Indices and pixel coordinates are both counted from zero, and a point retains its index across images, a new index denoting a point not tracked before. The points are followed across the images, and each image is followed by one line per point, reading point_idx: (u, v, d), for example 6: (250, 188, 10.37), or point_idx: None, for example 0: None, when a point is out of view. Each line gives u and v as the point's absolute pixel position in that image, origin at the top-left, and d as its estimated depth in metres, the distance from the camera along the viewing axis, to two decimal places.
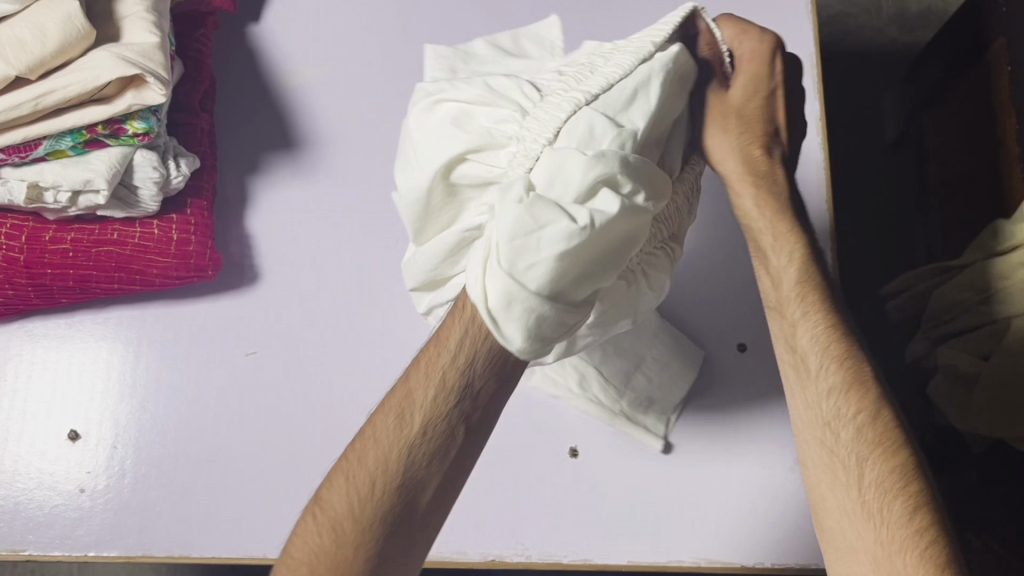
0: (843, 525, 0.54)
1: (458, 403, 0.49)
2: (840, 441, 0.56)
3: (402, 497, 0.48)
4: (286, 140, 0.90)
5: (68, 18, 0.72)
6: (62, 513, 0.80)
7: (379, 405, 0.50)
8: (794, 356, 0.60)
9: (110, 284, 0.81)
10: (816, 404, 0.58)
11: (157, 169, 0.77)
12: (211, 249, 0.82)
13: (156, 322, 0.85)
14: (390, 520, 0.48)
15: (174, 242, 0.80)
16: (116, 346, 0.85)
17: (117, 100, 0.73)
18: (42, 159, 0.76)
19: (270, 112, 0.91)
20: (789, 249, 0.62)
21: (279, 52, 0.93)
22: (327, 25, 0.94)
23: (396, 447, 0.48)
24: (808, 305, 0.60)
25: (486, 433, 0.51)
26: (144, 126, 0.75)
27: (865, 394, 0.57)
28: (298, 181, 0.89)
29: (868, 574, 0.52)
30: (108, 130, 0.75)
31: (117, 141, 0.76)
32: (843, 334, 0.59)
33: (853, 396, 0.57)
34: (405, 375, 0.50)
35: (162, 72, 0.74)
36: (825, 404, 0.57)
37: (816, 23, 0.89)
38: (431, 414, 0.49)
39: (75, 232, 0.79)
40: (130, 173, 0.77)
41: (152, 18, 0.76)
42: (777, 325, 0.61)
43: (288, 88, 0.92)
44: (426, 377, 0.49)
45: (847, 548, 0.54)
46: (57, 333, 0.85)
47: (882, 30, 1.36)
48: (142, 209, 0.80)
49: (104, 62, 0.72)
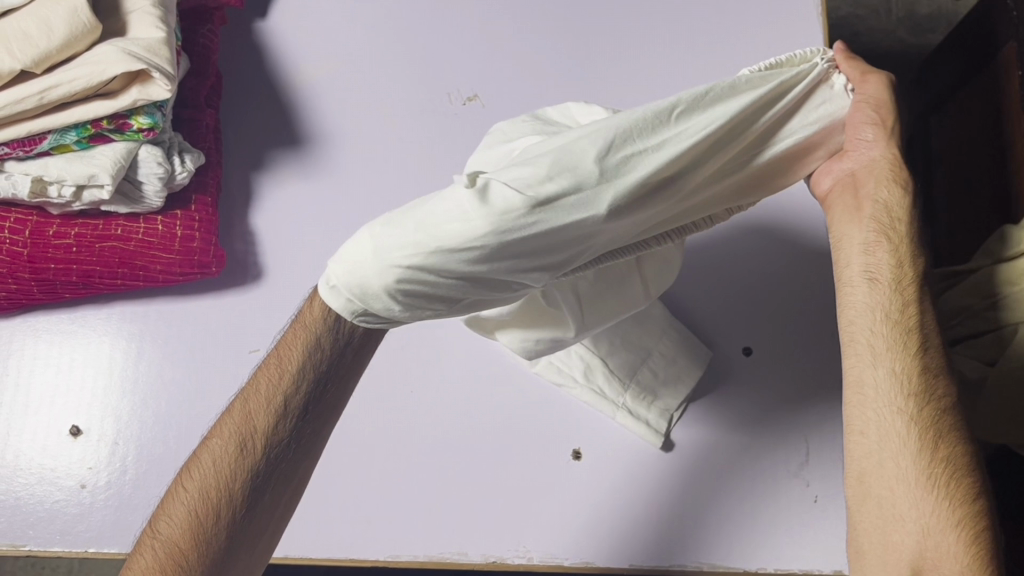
0: (899, 494, 0.55)
1: (294, 396, 0.54)
2: (909, 412, 0.57)
3: (239, 508, 0.53)
4: (292, 137, 0.90)
5: (73, 12, 0.72)
6: (62, 509, 0.80)
7: (220, 420, 0.55)
8: (868, 320, 0.59)
9: (113, 279, 0.80)
10: (897, 371, 0.58)
11: (161, 165, 0.77)
12: (214, 246, 0.82)
13: (159, 318, 0.85)
14: (219, 547, 0.53)
15: (178, 238, 0.80)
16: (120, 342, 0.84)
17: (122, 95, 0.73)
18: (47, 153, 0.75)
19: (276, 108, 0.91)
20: (871, 221, 0.60)
21: (286, 48, 0.93)
22: (334, 22, 0.94)
23: (227, 465, 0.53)
24: (898, 279, 0.59)
25: (325, 418, 0.55)
26: (149, 121, 0.75)
27: (929, 381, 0.57)
28: (303, 178, 0.89)
29: (909, 543, 0.54)
30: (113, 125, 0.74)
31: (122, 136, 0.76)
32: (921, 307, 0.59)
33: (926, 375, 0.58)
34: (246, 388, 0.55)
35: (168, 68, 0.73)
36: (905, 373, 0.58)
37: (826, 25, 0.88)
38: (267, 439, 0.53)
39: (79, 227, 0.79)
40: (135, 169, 0.77)
41: (158, 13, 0.76)
42: (868, 290, 0.59)
43: (295, 84, 0.92)
44: (263, 401, 0.53)
45: (901, 517, 0.55)
46: (60, 328, 0.85)
47: (891, 33, 1.36)
48: (146, 205, 0.79)
49: (110, 56, 0.71)
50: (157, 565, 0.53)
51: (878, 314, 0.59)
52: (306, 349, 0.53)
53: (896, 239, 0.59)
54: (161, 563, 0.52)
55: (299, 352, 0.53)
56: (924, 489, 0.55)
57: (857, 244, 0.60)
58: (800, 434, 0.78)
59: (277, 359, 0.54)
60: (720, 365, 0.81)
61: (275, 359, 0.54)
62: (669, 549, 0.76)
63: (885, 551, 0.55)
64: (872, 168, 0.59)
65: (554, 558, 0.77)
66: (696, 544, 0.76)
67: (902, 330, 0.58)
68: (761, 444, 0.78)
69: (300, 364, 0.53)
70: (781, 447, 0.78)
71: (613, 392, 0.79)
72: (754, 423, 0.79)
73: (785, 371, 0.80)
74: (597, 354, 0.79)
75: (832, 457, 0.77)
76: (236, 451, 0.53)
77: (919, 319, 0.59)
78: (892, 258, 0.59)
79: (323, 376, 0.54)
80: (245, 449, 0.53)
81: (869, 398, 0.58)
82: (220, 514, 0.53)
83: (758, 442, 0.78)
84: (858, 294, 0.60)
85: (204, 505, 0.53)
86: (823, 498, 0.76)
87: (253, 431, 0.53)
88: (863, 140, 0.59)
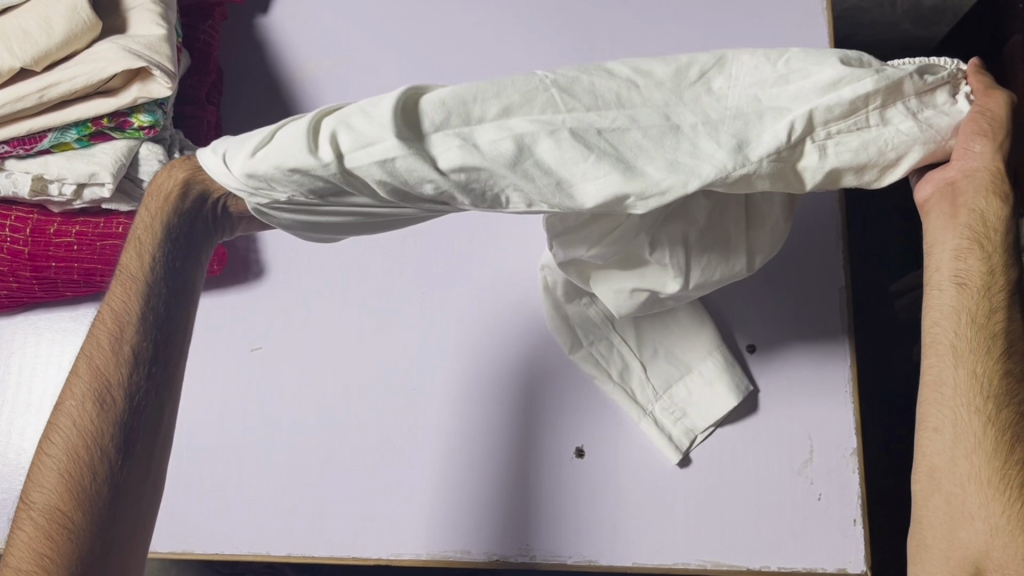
0: (969, 491, 0.51)
1: (138, 327, 0.57)
2: (985, 424, 0.51)
3: (115, 456, 0.55)
4: None
5: (73, 10, 0.71)
6: None
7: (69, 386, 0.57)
8: (953, 323, 0.52)
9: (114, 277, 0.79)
10: (979, 379, 0.52)
11: (162, 162, 0.76)
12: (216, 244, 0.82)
13: None
14: (97, 493, 0.53)
15: None
16: None
17: (123, 93, 0.72)
18: (48, 151, 0.75)
19: (277, 104, 0.90)
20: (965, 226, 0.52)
21: (288, 44, 0.93)
22: (335, 17, 0.93)
23: (89, 419, 0.55)
24: (984, 281, 0.51)
25: (175, 350, 0.59)
26: (150, 119, 0.75)
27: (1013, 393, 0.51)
28: None
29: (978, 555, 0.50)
30: (113, 123, 0.74)
31: (123, 133, 0.75)
32: (1012, 309, 0.51)
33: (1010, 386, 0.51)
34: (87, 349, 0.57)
35: (168, 65, 0.73)
36: (986, 382, 0.51)
37: (830, 18, 0.87)
38: (120, 382, 0.56)
39: (80, 225, 0.78)
40: (136, 167, 0.77)
41: (158, 10, 0.76)
42: (955, 295, 0.52)
43: (296, 79, 0.91)
44: (104, 347, 0.57)
45: (969, 514, 0.51)
46: (62, 325, 0.84)
47: (895, 25, 1.35)
48: None
49: (110, 54, 0.71)
50: (38, 533, 0.53)
51: (963, 316, 0.52)
52: (135, 276, 0.58)
53: (988, 246, 0.51)
54: (42, 529, 0.53)
55: (123, 284, 0.58)
56: (994, 492, 0.50)
57: (944, 251, 0.53)
58: (804, 431, 0.78)
59: (113, 307, 0.58)
60: None
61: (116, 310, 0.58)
62: (671, 546, 0.76)
63: (952, 547, 0.52)
64: (972, 177, 0.50)
65: (557, 556, 0.76)
66: (700, 541, 0.76)
67: (987, 337, 0.51)
68: (767, 442, 0.78)
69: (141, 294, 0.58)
70: (785, 445, 0.78)
71: (644, 398, 0.79)
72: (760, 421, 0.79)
73: (790, 369, 0.80)
74: (639, 357, 0.79)
75: (837, 458, 0.77)
76: (91, 397, 0.56)
77: (1008, 323, 0.52)
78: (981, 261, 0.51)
79: (160, 312, 0.58)
80: (95, 392, 0.56)
81: (946, 398, 0.53)
82: (94, 466, 0.54)
83: (764, 440, 0.78)
84: (947, 297, 0.53)
85: (73, 462, 0.54)
86: (827, 495, 0.76)
87: (105, 367, 0.56)
88: (967, 151, 0.50)
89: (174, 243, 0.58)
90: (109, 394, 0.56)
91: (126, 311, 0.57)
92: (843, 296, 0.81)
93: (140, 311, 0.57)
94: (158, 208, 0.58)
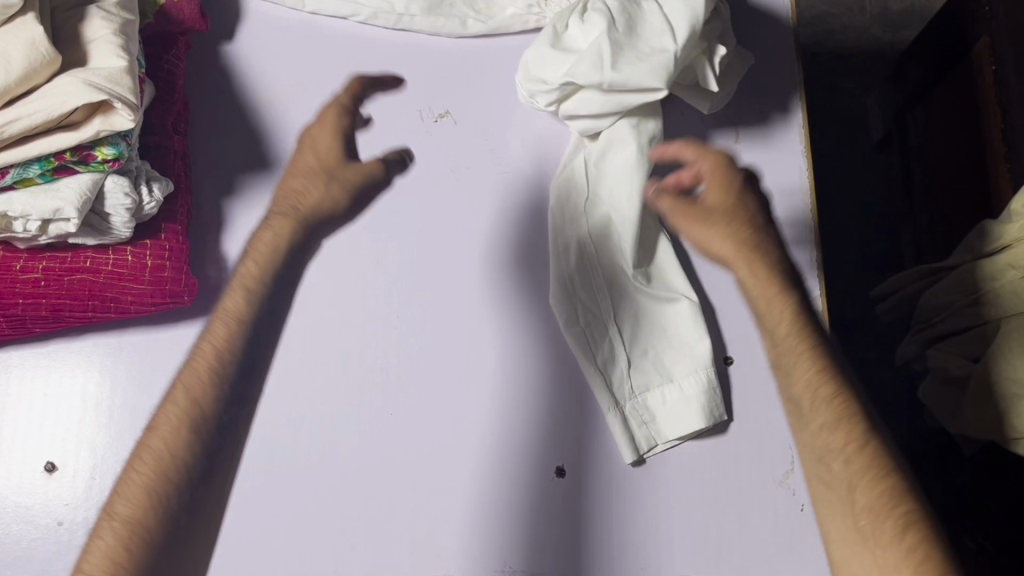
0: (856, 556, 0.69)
1: (191, 436, 0.70)
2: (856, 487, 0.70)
3: (177, 505, 0.69)
4: (263, 161, 0.89)
5: (31, 44, 0.70)
6: (38, 547, 0.78)
7: (163, 404, 0.72)
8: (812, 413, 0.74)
9: (83, 312, 0.79)
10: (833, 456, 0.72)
11: (128, 195, 0.76)
12: (186, 274, 0.81)
13: (134, 349, 0.84)
14: (155, 535, 0.67)
15: (148, 268, 0.79)
16: (93, 375, 0.83)
17: (85, 126, 0.72)
18: (10, 188, 0.74)
19: (245, 131, 0.90)
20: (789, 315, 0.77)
21: (254, 71, 0.92)
22: (303, 43, 0.93)
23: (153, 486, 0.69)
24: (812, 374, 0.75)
25: (218, 468, 0.72)
26: (114, 151, 0.74)
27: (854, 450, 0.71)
28: (274, 201, 0.88)
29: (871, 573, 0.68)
30: (76, 157, 0.73)
31: (86, 167, 0.75)
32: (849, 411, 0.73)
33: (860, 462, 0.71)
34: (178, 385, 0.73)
35: (131, 98, 0.72)
36: (841, 455, 0.72)
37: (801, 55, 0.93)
38: (172, 466, 0.69)
39: (47, 260, 0.78)
40: (100, 200, 0.76)
41: (120, 41, 0.75)
42: (795, 363, 0.76)
43: (264, 107, 0.90)
44: (169, 426, 0.71)
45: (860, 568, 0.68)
46: (33, 363, 0.83)
47: None
48: (114, 236, 0.78)
49: (70, 88, 0.70)
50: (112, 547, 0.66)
51: (821, 400, 0.74)
52: (202, 389, 0.72)
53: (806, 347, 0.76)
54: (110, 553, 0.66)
55: (170, 423, 0.71)
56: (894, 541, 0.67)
57: (759, 298, 0.78)
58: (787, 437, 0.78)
59: (165, 422, 0.71)
60: None
61: (224, 323, 0.76)
62: (656, 559, 0.75)
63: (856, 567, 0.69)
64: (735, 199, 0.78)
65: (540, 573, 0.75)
66: (687, 555, 0.75)
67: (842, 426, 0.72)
68: (750, 451, 0.78)
69: (218, 366, 0.74)
70: (768, 454, 0.78)
71: (619, 392, 0.79)
72: (744, 432, 0.79)
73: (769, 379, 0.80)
74: (626, 348, 0.80)
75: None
76: (154, 476, 0.69)
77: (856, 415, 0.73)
78: (779, 312, 0.77)
79: (229, 417, 0.73)
80: (150, 476, 0.69)
81: (824, 483, 0.73)
82: (173, 488, 0.69)
83: (748, 448, 0.78)
84: (781, 318, 0.77)
85: (138, 512, 0.68)
86: (811, 505, 0.76)
87: (161, 459, 0.70)
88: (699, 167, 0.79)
89: (224, 389, 0.73)
90: (180, 463, 0.70)
91: (178, 454, 0.70)
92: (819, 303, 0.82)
93: (182, 473, 0.69)
94: (213, 353, 0.74)
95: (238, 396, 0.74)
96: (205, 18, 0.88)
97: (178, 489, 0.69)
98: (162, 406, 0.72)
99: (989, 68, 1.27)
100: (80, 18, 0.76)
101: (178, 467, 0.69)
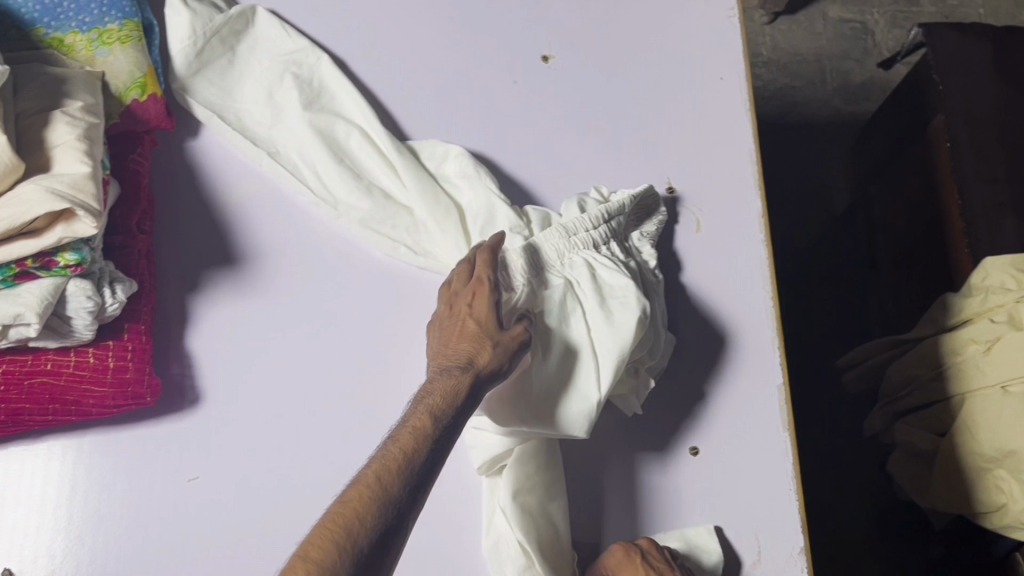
0: None
1: (431, 435, 0.64)
2: None
3: (387, 513, 0.59)
4: (228, 256, 0.89)
5: None
6: None
7: (377, 452, 0.62)
8: None
9: (44, 416, 0.78)
10: None
11: (91, 298, 0.76)
12: (149, 375, 0.80)
13: (96, 449, 0.83)
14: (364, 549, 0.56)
15: (110, 370, 0.78)
16: (53, 478, 0.82)
17: (46, 233, 0.72)
18: None
19: (210, 226, 0.90)
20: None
21: (219, 165, 0.93)
22: None
23: (384, 475, 0.60)
24: None
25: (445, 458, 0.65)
26: (76, 257, 0.74)
27: None
28: (239, 297, 0.88)
29: None
30: (38, 263, 0.74)
31: (49, 273, 0.75)
32: None
33: None
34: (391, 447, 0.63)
35: (94, 204, 0.73)
36: None
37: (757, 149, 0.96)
38: (407, 454, 0.62)
39: (7, 364, 0.77)
40: (63, 304, 0.75)
41: (83, 146, 0.76)
42: None
43: (229, 201, 0.91)
44: (420, 424, 0.64)
45: None
46: None
47: None
48: (75, 338, 0.78)
49: (33, 197, 0.71)
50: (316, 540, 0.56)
51: None
52: (446, 398, 0.66)
53: None
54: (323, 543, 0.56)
55: (424, 409, 0.66)
56: None
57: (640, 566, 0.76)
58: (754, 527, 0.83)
59: (416, 420, 0.64)
60: (667, 465, 0.85)
61: (416, 420, 0.65)
62: None
63: None
64: None
65: None
66: None
67: None
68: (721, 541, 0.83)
69: (412, 453, 0.62)
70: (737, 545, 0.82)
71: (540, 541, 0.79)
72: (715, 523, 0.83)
73: (735, 468, 0.84)
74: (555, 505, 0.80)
75: (784, 554, 0.82)
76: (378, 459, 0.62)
77: None
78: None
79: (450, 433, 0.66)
80: (397, 474, 0.61)
81: None
82: (377, 502, 0.58)
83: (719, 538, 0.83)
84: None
85: (345, 511, 0.58)
86: None
87: (399, 457, 0.62)
88: None
89: (463, 400, 0.67)
90: (410, 468, 0.61)
91: (419, 447, 0.63)
92: (781, 394, 0.87)
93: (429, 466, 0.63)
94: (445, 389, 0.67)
95: (450, 437, 0.65)
96: (170, 116, 0.89)
97: (408, 491, 0.60)
98: (412, 406, 0.66)
99: (944, 144, 1.30)
100: (43, 124, 0.76)
101: (393, 483, 0.60)
